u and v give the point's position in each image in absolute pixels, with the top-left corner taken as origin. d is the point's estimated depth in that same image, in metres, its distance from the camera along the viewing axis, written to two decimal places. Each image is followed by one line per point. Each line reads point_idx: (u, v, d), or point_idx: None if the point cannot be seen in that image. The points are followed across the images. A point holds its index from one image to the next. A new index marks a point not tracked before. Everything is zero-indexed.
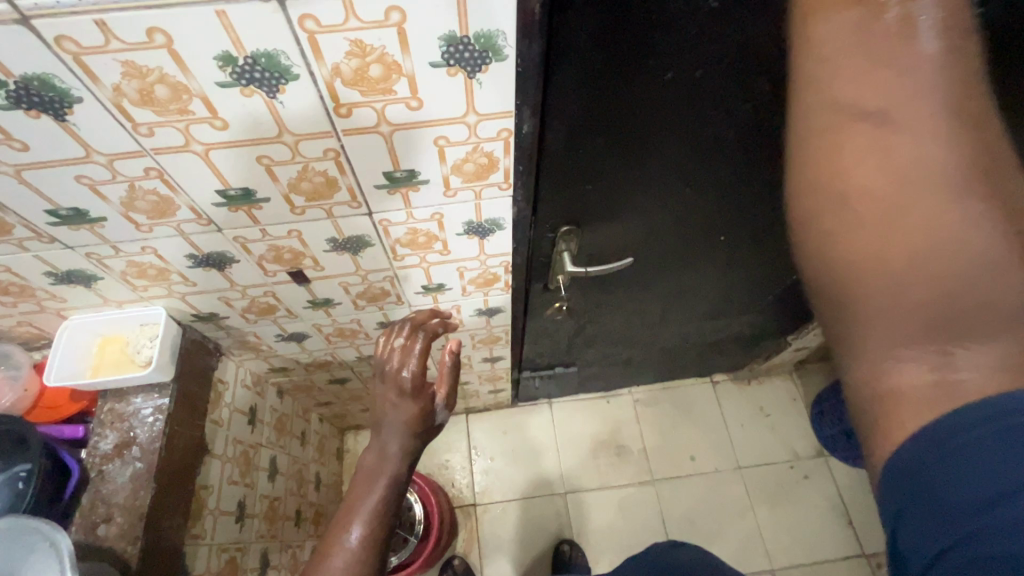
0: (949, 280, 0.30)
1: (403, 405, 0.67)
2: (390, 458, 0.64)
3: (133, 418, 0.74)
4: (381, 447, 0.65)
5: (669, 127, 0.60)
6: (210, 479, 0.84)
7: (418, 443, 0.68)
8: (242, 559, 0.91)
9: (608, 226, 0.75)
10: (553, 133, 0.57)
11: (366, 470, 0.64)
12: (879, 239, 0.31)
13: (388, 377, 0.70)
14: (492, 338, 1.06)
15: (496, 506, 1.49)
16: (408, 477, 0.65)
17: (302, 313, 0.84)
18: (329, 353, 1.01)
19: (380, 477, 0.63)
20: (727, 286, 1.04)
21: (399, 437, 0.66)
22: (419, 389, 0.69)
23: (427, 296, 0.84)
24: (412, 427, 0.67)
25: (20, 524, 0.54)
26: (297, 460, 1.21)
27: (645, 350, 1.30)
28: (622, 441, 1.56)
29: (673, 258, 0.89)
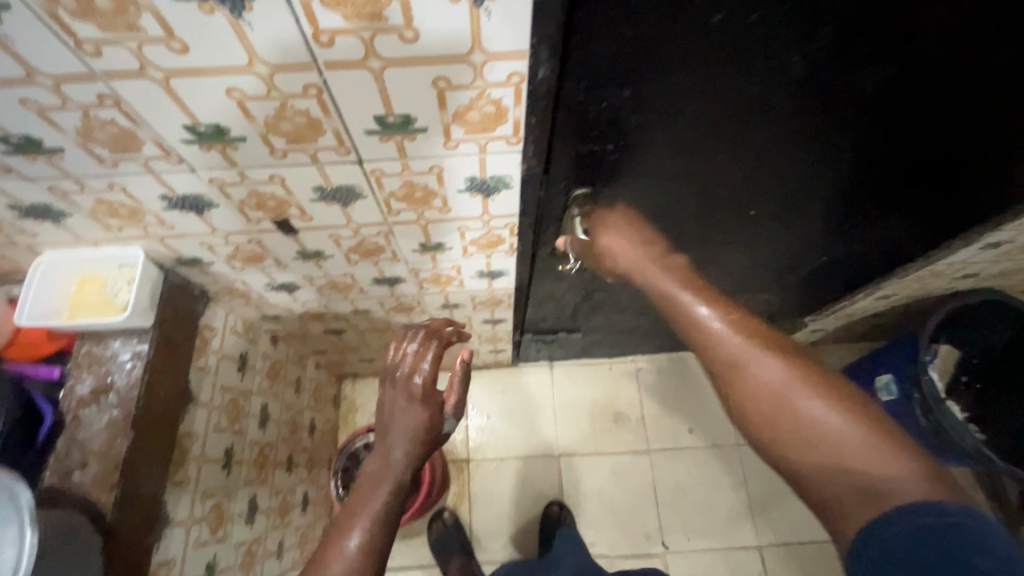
0: (829, 442, 0.46)
1: (412, 409, 0.70)
2: (395, 463, 0.65)
3: (112, 363, 0.70)
4: (387, 451, 0.66)
5: (710, 81, 0.51)
6: (194, 427, 0.82)
7: (423, 450, 0.69)
8: (229, 505, 0.91)
9: (627, 190, 0.68)
10: (573, 80, 0.49)
11: (370, 472, 0.65)
12: (785, 433, 0.49)
13: (401, 381, 0.73)
14: (493, 300, 1.01)
15: (489, 463, 1.49)
16: (411, 483, 0.66)
17: (291, 264, 0.78)
18: (322, 305, 0.97)
19: (385, 480, 0.63)
20: (749, 263, 0.97)
21: (407, 441, 0.67)
22: (428, 394, 0.72)
23: (425, 255, 0.78)
24: (419, 433, 0.68)
25: None
26: (291, 407, 1.20)
27: (652, 322, 1.24)
28: (621, 409, 1.54)
29: (696, 230, 0.82)
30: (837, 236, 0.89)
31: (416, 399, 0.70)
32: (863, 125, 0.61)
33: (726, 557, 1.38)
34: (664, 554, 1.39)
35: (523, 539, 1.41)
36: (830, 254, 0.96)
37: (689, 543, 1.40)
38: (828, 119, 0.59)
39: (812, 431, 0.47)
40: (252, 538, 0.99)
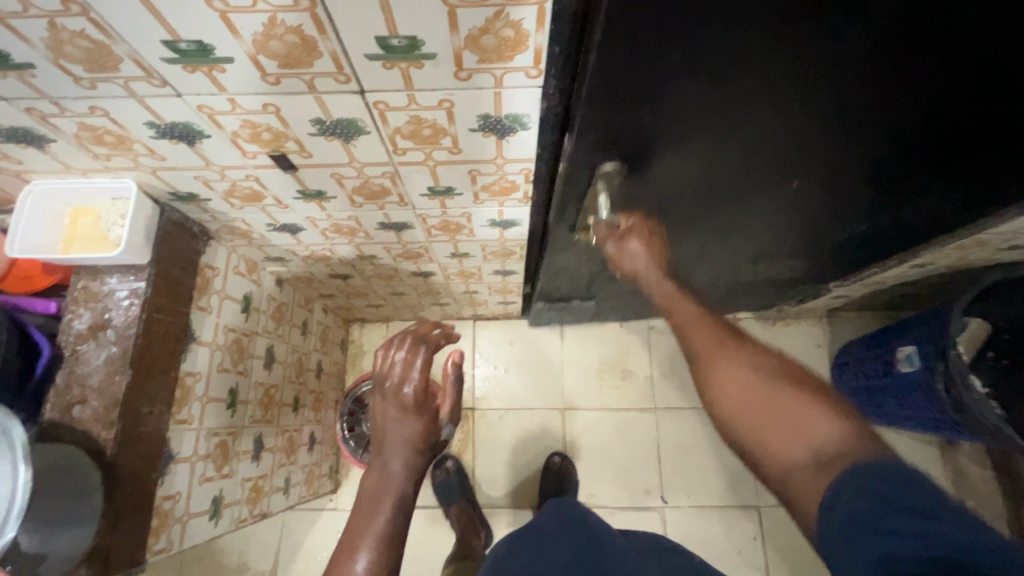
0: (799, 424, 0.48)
1: (403, 425, 0.76)
2: (392, 481, 0.73)
3: (109, 300, 0.68)
4: (383, 469, 0.75)
5: (768, 44, 0.45)
6: (197, 367, 0.81)
7: (419, 456, 0.77)
8: (234, 443, 0.92)
9: (657, 164, 0.62)
10: (611, 43, 0.43)
11: (371, 490, 0.74)
12: (758, 421, 0.50)
13: (391, 391, 0.77)
14: (504, 251, 0.97)
15: (494, 412, 1.50)
16: (409, 490, 0.75)
17: (293, 204, 0.74)
18: (327, 248, 0.93)
19: (385, 495, 0.73)
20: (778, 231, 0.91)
21: (400, 457, 0.75)
22: (420, 406, 0.77)
23: (434, 200, 0.74)
24: (413, 446, 0.76)
25: None
26: (297, 349, 1.19)
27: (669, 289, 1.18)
28: (630, 366, 1.52)
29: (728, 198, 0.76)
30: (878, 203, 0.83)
31: (406, 414, 0.76)
32: (930, 98, 0.55)
33: (723, 514, 1.41)
34: (662, 508, 1.42)
35: (525, 486, 1.44)
36: (868, 224, 0.90)
37: (689, 500, 1.42)
38: (897, 85, 0.52)
39: (780, 416, 0.49)
40: (259, 474, 1.01)
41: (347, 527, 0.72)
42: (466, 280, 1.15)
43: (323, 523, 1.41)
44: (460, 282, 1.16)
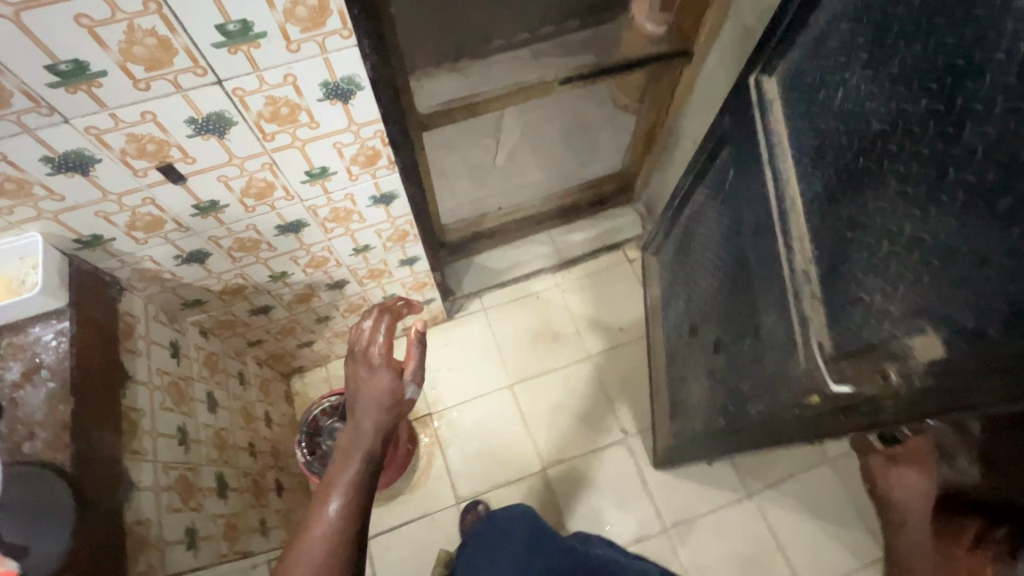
0: None
1: (372, 384, 0.86)
2: (363, 435, 0.81)
3: (37, 344, 0.74)
4: (355, 430, 0.82)
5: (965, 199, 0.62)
6: (139, 403, 0.85)
7: (387, 414, 0.85)
8: (196, 479, 0.95)
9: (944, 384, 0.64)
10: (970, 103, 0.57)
11: (345, 445, 0.81)
12: None
13: (360, 356, 0.90)
14: (400, 234, 1.11)
15: (451, 411, 1.57)
16: (378, 450, 0.81)
17: (192, 224, 0.84)
18: (239, 275, 1.02)
19: (356, 451, 0.79)
20: (722, 289, 1.15)
21: (371, 415, 0.83)
22: (386, 365, 0.89)
23: (315, 186, 0.87)
24: (379, 403, 0.84)
25: None
26: (239, 397, 1.23)
27: (686, 358, 1.34)
28: (556, 328, 1.68)
29: (775, 299, 0.92)
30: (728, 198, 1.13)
31: (375, 372, 0.87)
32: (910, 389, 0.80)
33: None
34: (625, 439, 1.53)
35: (500, 465, 1.51)
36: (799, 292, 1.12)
37: (644, 423, 1.55)
38: None
39: None
40: (230, 512, 1.03)
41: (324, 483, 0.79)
42: (380, 282, 1.27)
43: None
44: (375, 286, 1.27)
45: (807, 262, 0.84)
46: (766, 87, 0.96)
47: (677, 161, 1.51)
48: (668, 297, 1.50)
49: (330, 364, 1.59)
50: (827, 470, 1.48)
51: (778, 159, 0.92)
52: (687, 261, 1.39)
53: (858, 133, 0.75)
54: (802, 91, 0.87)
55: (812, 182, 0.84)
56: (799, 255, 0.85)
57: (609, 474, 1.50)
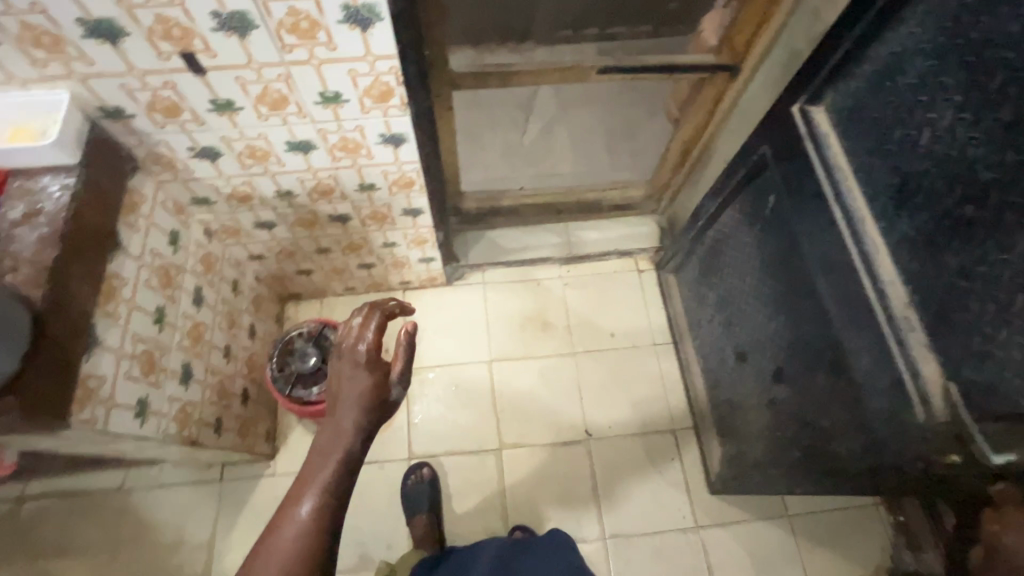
0: None
1: (353, 384, 0.80)
2: (341, 435, 0.77)
3: (42, 193, 0.80)
4: (334, 430, 0.78)
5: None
6: (123, 272, 0.91)
7: (370, 415, 0.80)
8: (162, 358, 1.01)
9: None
10: None
11: (323, 445, 0.76)
12: None
13: (346, 350, 0.83)
14: (406, 181, 1.14)
15: (427, 370, 1.60)
16: (358, 451, 0.77)
17: (208, 119, 0.89)
18: (247, 183, 1.08)
19: (333, 454, 0.75)
20: (780, 323, 1.10)
21: (353, 416, 0.78)
22: (371, 363, 0.82)
23: (327, 109, 0.90)
24: (360, 401, 0.79)
25: None
26: (229, 302, 1.29)
27: (736, 385, 1.32)
28: (548, 318, 1.68)
29: (858, 340, 0.85)
30: (769, 226, 1.11)
31: (358, 370, 0.80)
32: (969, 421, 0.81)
33: (643, 439, 1.53)
34: (587, 440, 1.52)
35: (459, 433, 1.53)
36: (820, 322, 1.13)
37: (610, 429, 1.54)
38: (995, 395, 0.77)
39: None
40: (188, 400, 1.08)
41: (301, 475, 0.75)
42: (382, 226, 1.30)
43: (259, 485, 1.44)
44: (376, 229, 1.31)
45: (903, 307, 0.78)
46: (815, 119, 0.94)
47: (706, 179, 1.49)
48: (701, 315, 1.49)
49: (326, 298, 1.65)
50: (781, 524, 1.43)
51: (848, 197, 0.87)
52: (720, 285, 1.36)
53: (962, 178, 0.71)
54: (866, 125, 0.85)
55: (898, 224, 0.80)
56: (894, 296, 0.79)
57: (562, 470, 1.49)
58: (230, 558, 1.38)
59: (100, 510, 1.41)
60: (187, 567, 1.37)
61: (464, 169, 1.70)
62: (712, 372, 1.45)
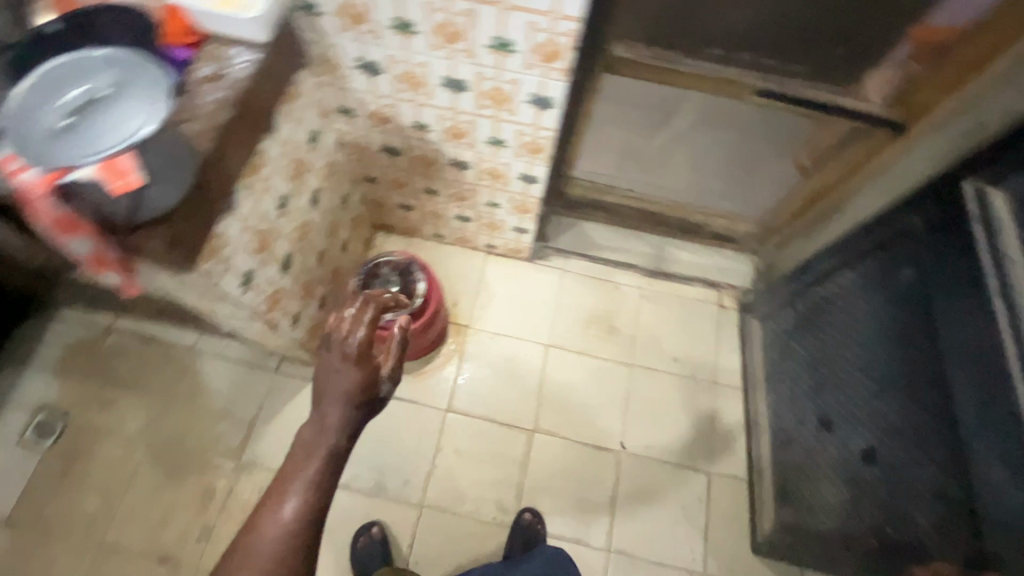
0: None
1: (342, 379, 0.82)
2: (328, 428, 0.80)
3: (229, 60, 0.87)
4: (321, 426, 0.81)
5: None
6: (267, 152, 0.98)
7: (358, 409, 0.83)
8: (272, 241, 1.07)
9: None
10: None
11: (308, 441, 0.80)
12: None
13: (336, 345, 0.85)
14: (535, 146, 1.15)
15: (485, 335, 1.62)
16: (346, 444, 0.81)
17: (384, 36, 0.94)
18: (391, 106, 1.12)
19: (318, 449, 0.79)
20: (885, 402, 1.06)
21: (339, 410, 0.81)
22: (358, 359, 0.83)
23: (493, 55, 0.93)
24: (347, 396, 0.82)
25: (134, 59, 0.67)
26: (336, 211, 1.35)
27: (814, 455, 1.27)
28: (616, 323, 1.65)
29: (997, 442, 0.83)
30: (898, 301, 1.07)
31: (345, 365, 0.82)
32: None
33: (675, 471, 1.48)
34: (619, 452, 1.50)
35: (499, 403, 1.54)
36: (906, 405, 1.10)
37: (645, 450, 1.50)
38: None
39: None
40: (280, 287, 1.15)
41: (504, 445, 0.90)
42: (493, 184, 1.32)
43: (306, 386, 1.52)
44: (487, 186, 1.33)
45: None
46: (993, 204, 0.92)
47: (826, 234, 1.40)
48: (783, 369, 1.44)
49: (414, 238, 1.71)
50: None
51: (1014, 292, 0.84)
52: (818, 344, 1.30)
53: None
54: None
55: None
56: None
57: (587, 472, 1.47)
58: (263, 442, 1.47)
59: (170, 360, 1.54)
60: (225, 436, 1.47)
61: (581, 156, 1.64)
62: (785, 433, 1.39)
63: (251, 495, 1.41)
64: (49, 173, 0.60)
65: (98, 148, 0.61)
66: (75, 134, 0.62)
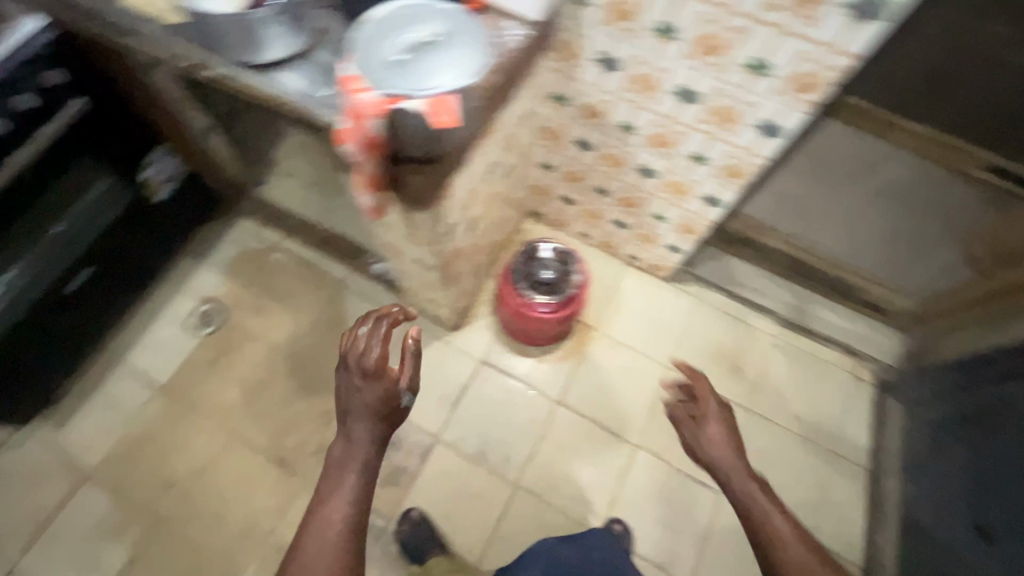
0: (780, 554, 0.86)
1: (363, 396, 0.88)
2: (357, 446, 0.88)
3: (503, 32, 0.93)
4: (350, 446, 0.89)
5: None
6: (500, 121, 1.04)
7: (382, 421, 0.89)
8: (472, 202, 1.14)
9: None
10: None
11: (338, 457, 0.89)
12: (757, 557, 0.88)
13: (353, 364, 0.90)
14: (737, 170, 1.15)
15: (608, 341, 1.64)
16: (375, 455, 0.89)
17: (641, 36, 0.98)
18: (608, 102, 1.16)
19: (352, 464, 0.87)
20: None
21: (364, 426, 0.89)
22: (378, 375, 0.88)
23: (744, 75, 0.94)
24: (377, 411, 0.88)
25: (463, 20, 0.75)
26: (511, 189, 1.41)
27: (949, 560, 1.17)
28: (742, 365, 1.62)
29: None
30: None
31: (364, 383, 0.88)
32: None
33: None
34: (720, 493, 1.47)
35: (609, 411, 1.55)
36: None
37: None
38: None
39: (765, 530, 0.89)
40: (460, 245, 1.22)
41: (740, 473, 0.95)
42: (671, 198, 1.34)
43: (434, 343, 1.60)
44: (664, 199, 1.35)
45: None
46: None
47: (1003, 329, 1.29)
48: (927, 461, 1.34)
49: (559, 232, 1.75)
50: None
51: None
52: (977, 445, 1.20)
53: None
54: None
55: None
56: None
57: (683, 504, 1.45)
58: None
59: (320, 286, 1.66)
60: None
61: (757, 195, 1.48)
62: (916, 524, 1.30)
63: None
64: (389, 101, 0.69)
65: (432, 87, 0.69)
66: (414, 69, 0.70)
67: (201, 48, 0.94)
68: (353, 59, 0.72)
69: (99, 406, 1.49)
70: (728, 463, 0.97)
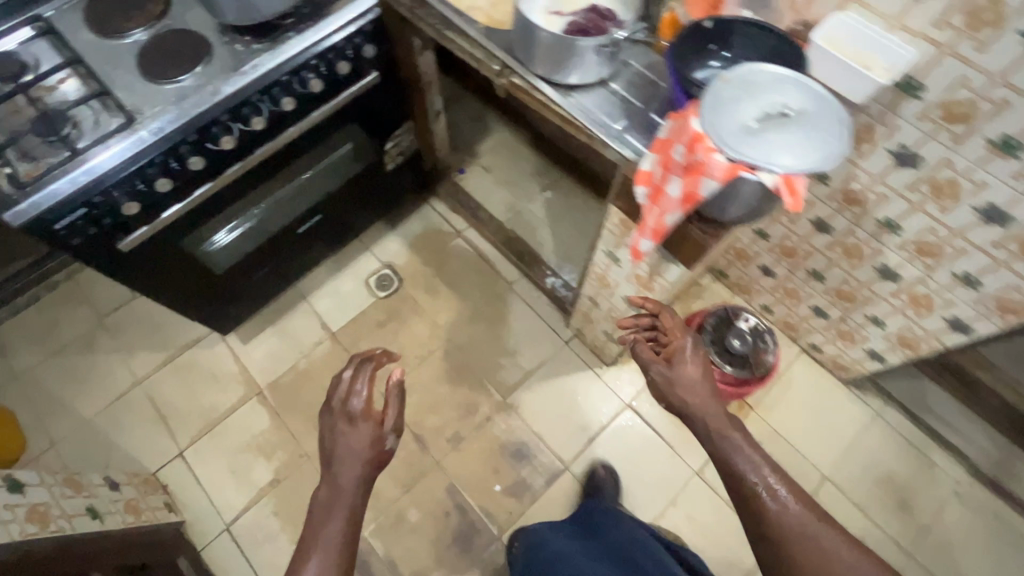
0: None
1: (351, 440, 0.86)
2: (345, 491, 0.84)
3: None
4: (336, 492, 0.84)
5: None
6: None
7: (370, 464, 0.87)
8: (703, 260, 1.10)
9: None
10: None
11: (321, 504, 0.83)
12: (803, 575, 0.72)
13: (338, 410, 0.89)
14: (1013, 304, 1.03)
15: (764, 427, 1.53)
16: (362, 500, 0.84)
17: (967, 142, 0.88)
18: (880, 195, 1.07)
19: (336, 509, 0.83)
20: None
21: (350, 472, 0.85)
22: (365, 417, 0.88)
23: None
24: (364, 457, 0.86)
25: (799, 82, 0.71)
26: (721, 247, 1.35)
27: None
28: (911, 502, 1.44)
29: None
30: None
31: (350, 428, 0.86)
32: None
33: None
34: None
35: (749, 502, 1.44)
36: None
37: None
38: None
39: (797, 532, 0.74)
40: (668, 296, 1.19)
41: (721, 421, 0.85)
42: (904, 307, 1.21)
43: (586, 372, 1.58)
44: (894, 305, 1.23)
45: None
46: None
47: None
48: None
49: (736, 298, 1.67)
50: None
51: None
52: None
53: None
54: None
55: None
56: None
57: None
58: (530, 396, 1.56)
59: (489, 282, 1.71)
60: (504, 372, 1.59)
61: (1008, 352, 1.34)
62: None
63: (503, 433, 1.52)
64: (742, 167, 0.67)
65: (790, 160, 0.66)
66: (772, 139, 0.67)
67: (511, 57, 0.99)
68: (700, 115, 0.70)
69: (278, 334, 1.63)
70: (703, 397, 0.88)
